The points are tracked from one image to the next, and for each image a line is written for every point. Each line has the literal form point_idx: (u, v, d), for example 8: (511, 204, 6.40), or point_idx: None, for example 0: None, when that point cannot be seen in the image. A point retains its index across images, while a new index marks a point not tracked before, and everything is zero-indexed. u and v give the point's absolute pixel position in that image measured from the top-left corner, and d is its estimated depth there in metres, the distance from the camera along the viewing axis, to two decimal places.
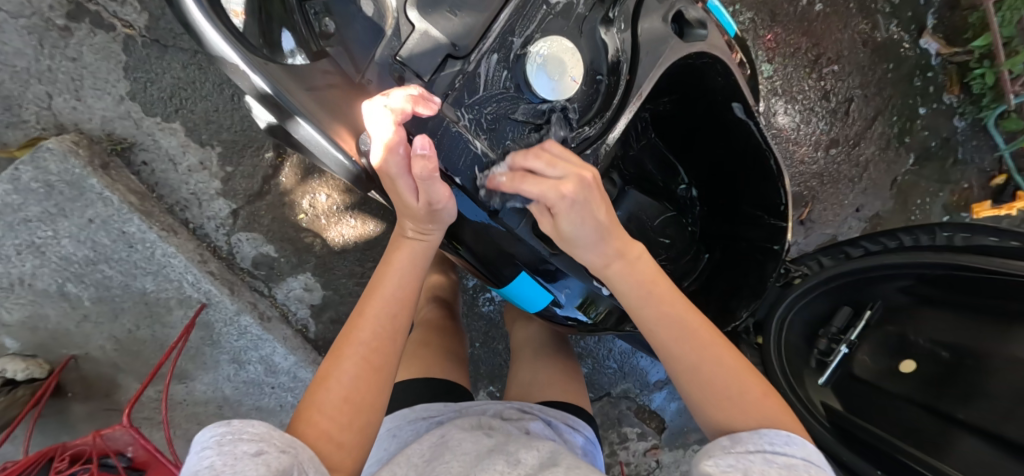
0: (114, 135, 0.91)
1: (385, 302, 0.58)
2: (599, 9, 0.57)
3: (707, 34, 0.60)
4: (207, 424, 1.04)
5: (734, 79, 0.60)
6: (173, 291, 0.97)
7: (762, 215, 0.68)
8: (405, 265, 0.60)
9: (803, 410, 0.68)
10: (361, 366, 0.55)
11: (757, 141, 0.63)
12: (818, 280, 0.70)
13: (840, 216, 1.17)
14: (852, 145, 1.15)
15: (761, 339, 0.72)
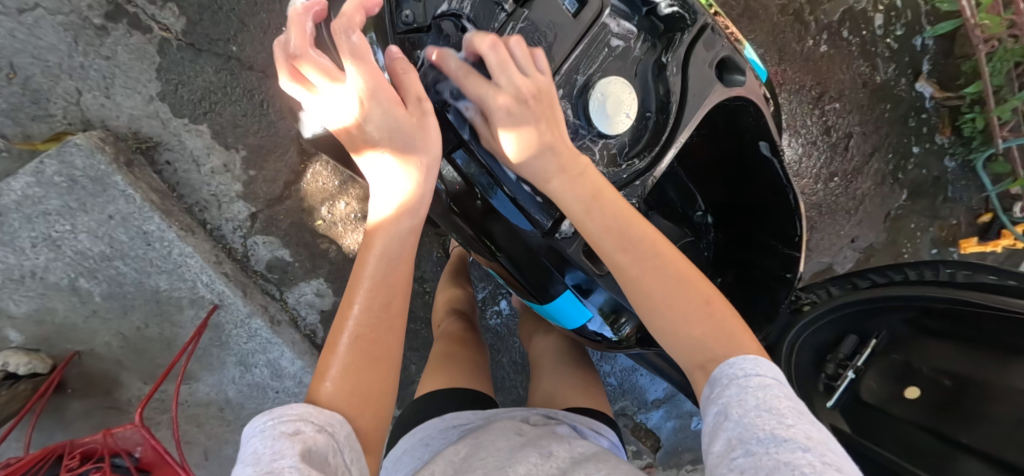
0: (140, 134, 0.92)
1: (379, 287, 0.55)
2: (653, 57, 0.65)
3: (744, 81, 0.64)
4: (207, 427, 1.03)
5: (763, 121, 0.65)
6: (186, 290, 0.97)
7: (777, 244, 0.72)
8: (390, 240, 0.56)
9: None
10: (357, 355, 0.52)
11: (778, 179, 0.67)
12: (825, 309, 0.76)
13: (836, 245, 1.23)
14: (849, 180, 1.21)
15: (771, 362, 0.76)
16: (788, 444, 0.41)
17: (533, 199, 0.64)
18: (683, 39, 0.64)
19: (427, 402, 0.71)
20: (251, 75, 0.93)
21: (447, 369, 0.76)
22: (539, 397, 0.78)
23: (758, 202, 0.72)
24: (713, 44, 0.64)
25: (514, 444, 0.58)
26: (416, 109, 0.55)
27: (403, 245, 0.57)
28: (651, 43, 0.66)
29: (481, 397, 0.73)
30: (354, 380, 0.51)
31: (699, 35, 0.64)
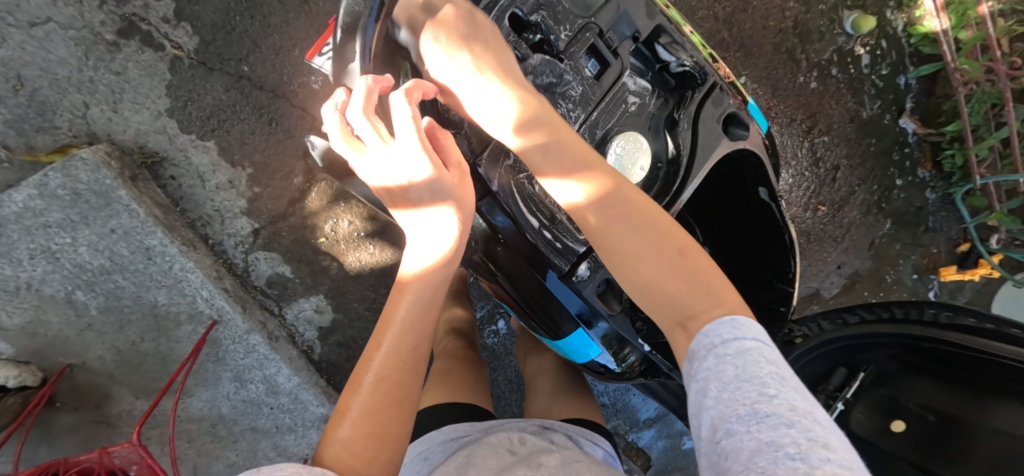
0: (146, 149, 0.93)
1: (407, 330, 0.54)
2: (665, 112, 0.69)
3: (748, 134, 0.69)
4: (198, 442, 1.02)
5: (764, 168, 0.72)
6: (185, 305, 0.97)
7: (772, 279, 0.77)
8: (422, 285, 0.56)
9: None
10: (379, 397, 0.52)
11: (776, 220, 0.74)
12: (817, 343, 0.80)
13: (823, 272, 1.28)
14: (836, 209, 1.25)
15: None
16: (770, 420, 0.39)
17: (553, 245, 0.64)
18: (694, 96, 0.68)
19: (425, 415, 0.70)
20: (261, 94, 0.94)
21: (446, 384, 0.76)
22: (535, 412, 0.78)
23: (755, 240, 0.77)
24: (721, 101, 0.68)
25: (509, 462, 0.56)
26: (458, 171, 0.56)
27: (435, 290, 0.56)
28: (663, 99, 0.70)
29: (480, 410, 0.72)
30: (372, 422, 0.51)
31: (709, 93, 0.68)
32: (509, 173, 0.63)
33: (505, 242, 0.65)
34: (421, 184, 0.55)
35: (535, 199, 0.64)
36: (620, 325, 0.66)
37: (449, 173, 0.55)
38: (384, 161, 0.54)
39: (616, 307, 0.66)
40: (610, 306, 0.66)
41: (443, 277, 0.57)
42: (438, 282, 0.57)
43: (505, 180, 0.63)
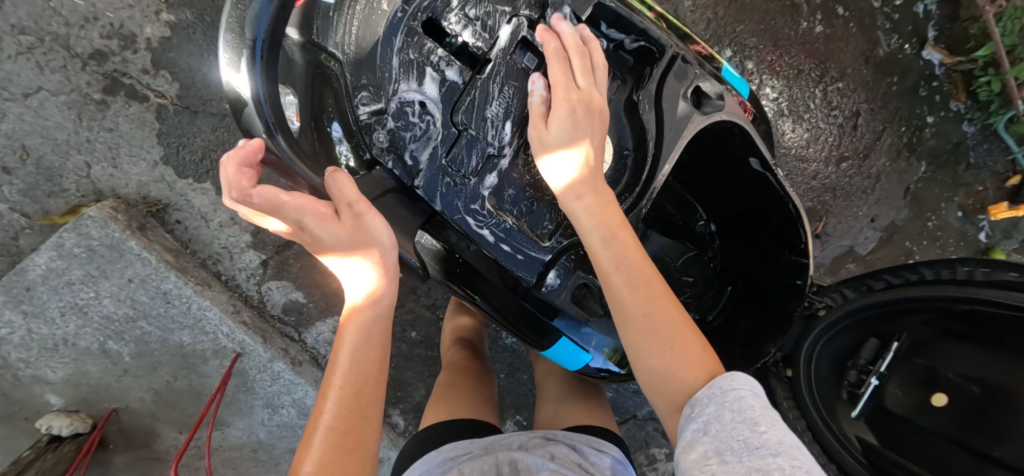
0: (149, 198, 0.96)
1: (357, 374, 0.54)
2: (624, 95, 0.66)
3: (722, 105, 0.67)
4: (242, 469, 1.06)
5: (749, 139, 0.68)
6: (209, 342, 1.00)
7: (783, 251, 0.77)
8: (364, 325, 0.55)
9: (837, 444, 0.72)
10: (331, 445, 0.51)
11: (775, 188, 0.71)
12: (841, 315, 0.74)
13: (856, 227, 1.20)
14: (862, 158, 1.17)
15: (790, 371, 0.77)
16: (760, 452, 0.45)
17: (515, 257, 0.63)
18: (652, 74, 0.65)
19: (428, 435, 0.70)
20: None
21: (449, 398, 0.75)
22: (544, 421, 0.77)
23: (756, 215, 0.78)
24: (686, 74, 0.65)
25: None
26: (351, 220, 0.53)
27: (376, 328, 0.56)
28: (621, 80, 0.66)
29: (486, 425, 0.72)
30: (328, 470, 0.50)
31: (670, 66, 0.65)
32: (452, 191, 0.60)
33: (465, 261, 0.64)
34: (309, 235, 0.53)
35: (483, 211, 0.61)
36: (607, 329, 0.69)
37: (338, 221, 0.53)
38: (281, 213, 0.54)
39: (598, 311, 0.68)
40: (589, 311, 0.67)
41: (378, 315, 0.56)
42: (375, 320, 0.56)
43: (447, 200, 0.60)
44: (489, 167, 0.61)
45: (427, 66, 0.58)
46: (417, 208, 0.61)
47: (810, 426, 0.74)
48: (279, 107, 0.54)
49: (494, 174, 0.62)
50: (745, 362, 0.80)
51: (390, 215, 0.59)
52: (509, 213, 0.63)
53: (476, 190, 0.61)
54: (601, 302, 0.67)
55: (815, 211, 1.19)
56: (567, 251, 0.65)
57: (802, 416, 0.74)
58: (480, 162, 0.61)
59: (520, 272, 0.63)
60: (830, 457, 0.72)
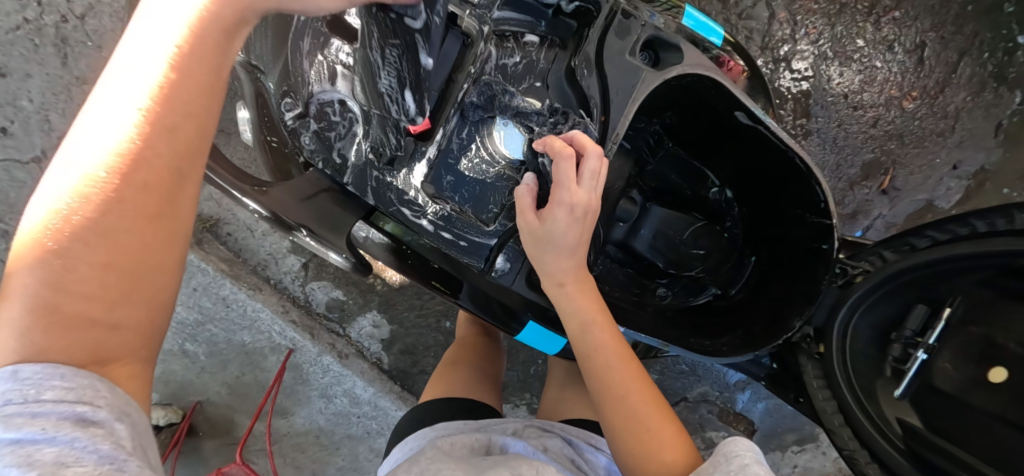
0: (203, 215, 1.08)
1: (138, 209, 0.40)
2: (563, 62, 0.60)
3: (683, 55, 0.59)
4: (309, 452, 1.17)
5: (725, 91, 0.60)
6: (266, 340, 1.11)
7: (804, 213, 0.67)
8: (162, 127, 0.40)
9: (874, 430, 0.64)
10: (77, 250, 0.38)
11: (774, 141, 0.62)
12: (880, 280, 0.64)
13: (933, 178, 1.03)
14: (936, 95, 1.00)
15: (822, 347, 0.68)
16: None
17: (457, 244, 0.64)
18: (591, 35, 0.58)
19: (423, 411, 0.71)
20: None
21: (449, 378, 0.77)
22: (547, 408, 0.78)
23: (763, 171, 0.69)
24: (629, 29, 0.59)
25: (490, 462, 0.56)
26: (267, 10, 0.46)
27: (188, 136, 0.42)
28: (560, 46, 0.61)
29: (484, 406, 0.72)
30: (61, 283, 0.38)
31: (609, 23, 0.59)
32: (381, 184, 0.62)
33: (415, 251, 0.68)
34: None
35: (418, 202, 0.62)
36: None
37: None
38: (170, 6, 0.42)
39: None
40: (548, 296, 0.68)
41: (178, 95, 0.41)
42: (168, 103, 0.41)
43: (379, 193, 0.62)
44: (417, 157, 0.61)
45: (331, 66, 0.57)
46: (354, 203, 0.65)
47: (841, 406, 0.66)
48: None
49: (425, 163, 0.61)
50: (766, 341, 0.70)
51: (324, 214, 0.63)
52: (450, 200, 0.62)
53: (407, 181, 0.62)
54: None
55: (878, 163, 1.02)
56: (510, 234, 0.64)
57: (834, 397, 0.67)
58: (407, 151, 0.61)
59: (468, 259, 0.65)
60: (863, 443, 0.64)
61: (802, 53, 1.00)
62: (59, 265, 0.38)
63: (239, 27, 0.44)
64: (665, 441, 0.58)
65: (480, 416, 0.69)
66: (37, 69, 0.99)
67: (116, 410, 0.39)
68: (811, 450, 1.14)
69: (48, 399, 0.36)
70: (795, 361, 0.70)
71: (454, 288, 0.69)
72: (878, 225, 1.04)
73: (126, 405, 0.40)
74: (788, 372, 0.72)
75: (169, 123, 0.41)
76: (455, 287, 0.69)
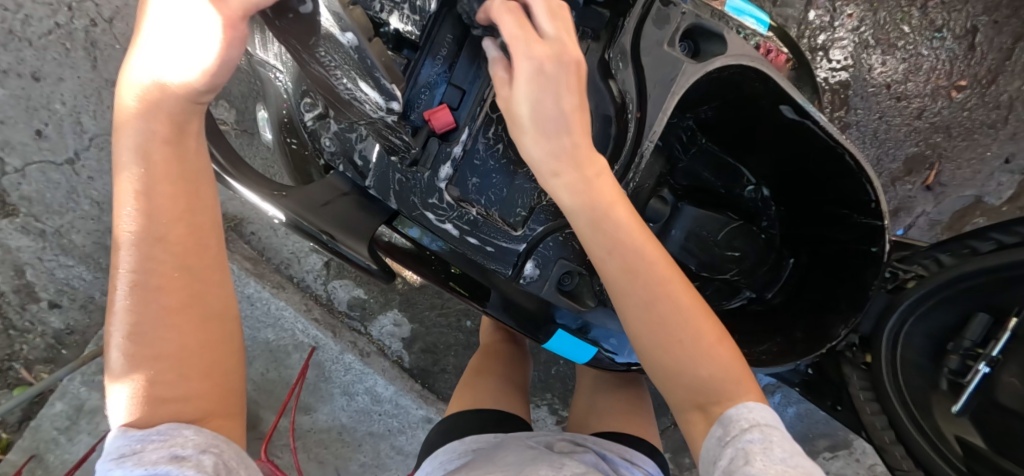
0: (228, 215, 1.10)
1: (171, 303, 0.42)
2: (595, 53, 0.56)
3: (727, 45, 0.55)
4: (331, 449, 1.16)
5: (772, 84, 0.55)
6: (289, 338, 1.12)
7: (849, 213, 0.61)
8: (158, 237, 0.43)
9: (934, 450, 0.58)
10: (161, 325, 0.42)
11: (823, 139, 0.56)
12: (936, 286, 0.57)
13: (983, 172, 0.96)
14: (987, 84, 0.94)
15: (869, 357, 0.61)
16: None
17: (483, 249, 0.60)
18: (627, 26, 0.55)
19: (452, 424, 0.67)
20: None
21: (475, 388, 0.73)
22: (579, 416, 0.73)
23: (808, 169, 0.62)
24: (668, 18, 0.55)
25: (527, 456, 0.54)
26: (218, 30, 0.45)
27: (199, 193, 0.45)
28: (593, 37, 0.56)
29: (513, 417, 0.67)
30: (159, 353, 0.42)
31: (646, 12, 0.55)
32: (403, 185, 0.58)
33: (439, 256, 0.64)
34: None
35: (442, 205, 0.58)
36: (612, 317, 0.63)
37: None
38: (179, 42, 0.41)
39: (590, 303, 0.63)
40: (581, 303, 0.62)
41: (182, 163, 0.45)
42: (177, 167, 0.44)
43: (402, 197, 0.58)
44: (442, 157, 0.56)
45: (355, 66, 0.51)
46: (376, 207, 0.60)
47: (891, 421, 0.60)
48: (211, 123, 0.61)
49: (450, 164, 0.56)
50: (809, 349, 0.63)
51: (347, 216, 0.59)
52: (475, 203, 0.58)
53: (432, 183, 0.57)
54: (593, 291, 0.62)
55: (922, 157, 0.96)
56: (546, 235, 0.61)
57: (883, 411, 0.60)
58: (432, 152, 0.56)
59: (502, 268, 0.61)
60: (918, 464, 0.58)
61: (841, 41, 0.94)
62: (122, 367, 0.41)
63: (189, 119, 0.46)
64: (726, 375, 0.48)
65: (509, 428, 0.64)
66: (69, 73, 1.02)
67: (202, 445, 0.40)
68: (843, 456, 1.09)
69: (149, 449, 0.39)
70: (840, 373, 0.64)
71: (482, 296, 0.65)
72: (920, 223, 0.98)
73: (212, 439, 0.41)
74: (826, 378, 0.66)
75: (162, 230, 0.43)
76: (482, 295, 0.65)
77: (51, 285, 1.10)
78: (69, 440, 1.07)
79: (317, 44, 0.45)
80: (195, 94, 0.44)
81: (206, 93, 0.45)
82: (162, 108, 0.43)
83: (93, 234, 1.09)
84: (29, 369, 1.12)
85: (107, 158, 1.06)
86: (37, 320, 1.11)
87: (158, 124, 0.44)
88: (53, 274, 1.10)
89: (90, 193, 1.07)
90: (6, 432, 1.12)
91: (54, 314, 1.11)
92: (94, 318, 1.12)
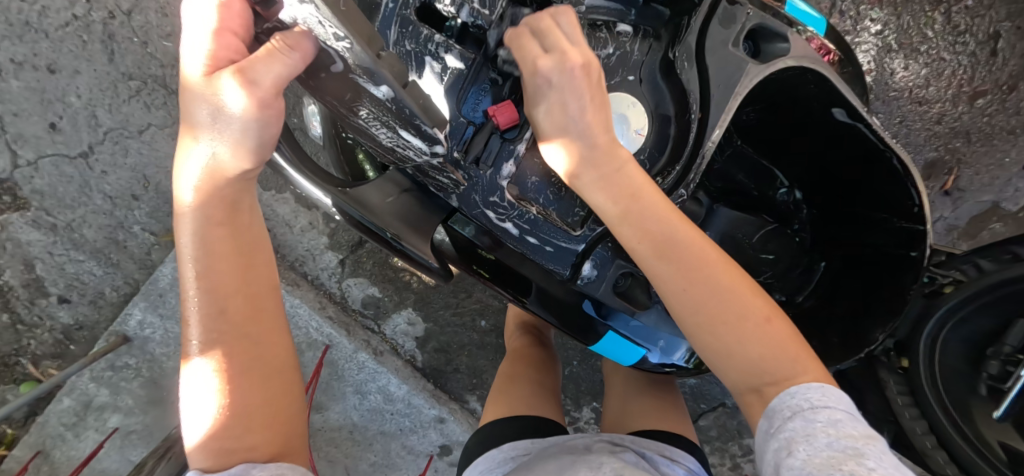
0: None
1: (236, 365, 0.48)
2: (657, 54, 0.56)
3: (788, 47, 0.55)
4: (343, 448, 1.13)
5: (827, 86, 0.55)
6: (302, 336, 1.11)
7: (890, 218, 0.61)
8: (219, 309, 0.48)
9: (975, 455, 0.58)
10: (229, 385, 0.47)
11: (873, 142, 0.56)
12: (975, 292, 0.58)
13: (1001, 178, 0.96)
14: (1007, 90, 0.94)
15: (905, 362, 0.62)
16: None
17: (543, 249, 0.59)
18: (692, 24, 0.55)
19: (488, 431, 0.67)
20: None
21: (509, 393, 0.72)
22: (612, 419, 0.73)
23: (847, 172, 0.63)
24: (734, 17, 0.55)
25: (567, 460, 0.54)
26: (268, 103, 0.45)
27: (253, 262, 0.50)
28: (653, 37, 0.57)
29: (548, 423, 0.67)
30: (227, 408, 0.47)
31: (712, 12, 0.55)
32: (465, 185, 0.57)
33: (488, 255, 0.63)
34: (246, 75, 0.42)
35: (503, 204, 0.57)
36: (663, 321, 0.62)
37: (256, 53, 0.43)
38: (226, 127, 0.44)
39: (646, 301, 0.62)
40: (636, 303, 0.61)
41: (236, 236, 0.49)
42: (235, 241, 0.49)
43: (465, 195, 0.57)
44: (504, 155, 0.56)
45: (426, 56, 0.53)
46: (435, 204, 0.60)
47: (932, 426, 0.60)
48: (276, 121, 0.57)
49: (512, 162, 0.56)
50: (845, 354, 0.64)
51: (406, 215, 0.59)
52: (534, 202, 0.57)
53: (494, 181, 0.56)
54: (647, 291, 0.62)
55: (941, 163, 0.96)
56: (602, 238, 0.59)
57: (922, 416, 0.61)
58: (494, 151, 0.56)
59: (561, 269, 0.60)
60: (961, 468, 0.59)
61: (864, 45, 0.94)
62: (199, 424, 0.47)
63: (242, 197, 0.49)
64: (777, 354, 0.49)
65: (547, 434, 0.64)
66: (85, 66, 1.01)
67: (277, 471, 0.45)
68: None
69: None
70: (874, 376, 0.65)
71: (523, 290, 0.63)
72: (937, 228, 0.99)
73: (284, 467, 0.46)
74: (852, 382, 0.68)
75: (222, 304, 0.48)
76: (523, 289, 0.63)
77: (61, 280, 1.09)
78: (77, 437, 1.06)
79: (357, 103, 0.47)
80: (245, 173, 0.48)
81: (252, 170, 0.48)
82: (218, 192, 0.47)
83: (105, 229, 1.08)
84: (37, 364, 1.11)
85: (120, 152, 1.05)
86: (46, 314, 1.10)
87: (214, 209, 0.48)
88: (63, 269, 1.09)
89: (103, 187, 1.06)
90: (13, 427, 1.11)
91: (63, 309, 1.10)
92: (104, 314, 1.10)
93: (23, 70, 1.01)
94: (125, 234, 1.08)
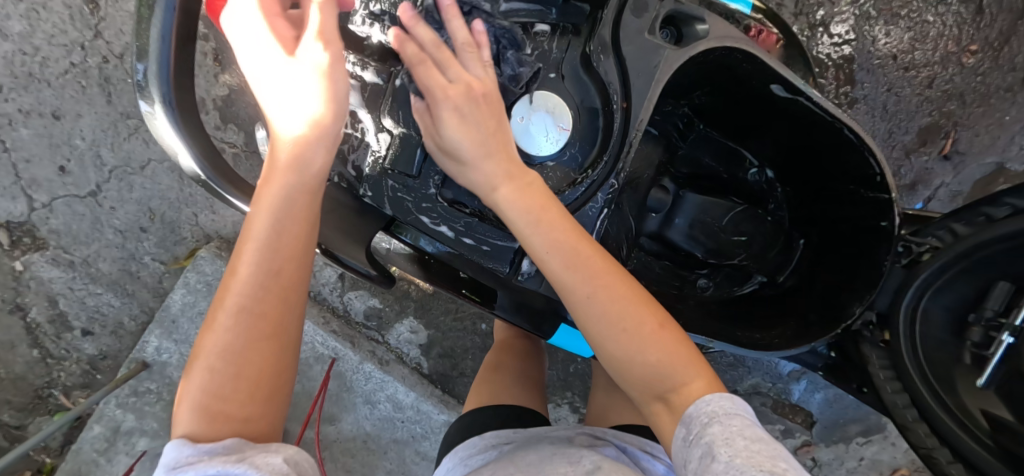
0: None
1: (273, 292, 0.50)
2: (578, 49, 0.57)
3: (705, 29, 0.56)
4: (360, 457, 1.15)
5: (759, 63, 0.54)
6: (309, 351, 1.13)
7: (857, 189, 0.59)
8: (275, 240, 0.50)
9: (955, 424, 0.56)
10: (251, 302, 0.49)
11: (818, 113, 0.55)
12: (952, 259, 0.56)
13: (1003, 137, 0.92)
14: (999, 46, 0.91)
15: (887, 335, 0.60)
16: None
17: (480, 249, 0.59)
18: (606, 17, 0.55)
19: (469, 422, 0.67)
20: None
21: (491, 385, 0.73)
22: (595, 412, 0.73)
23: (811, 145, 0.61)
24: (646, 6, 0.55)
25: (546, 453, 0.54)
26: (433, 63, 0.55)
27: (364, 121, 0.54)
28: (573, 33, 0.57)
29: (528, 413, 0.67)
30: (232, 346, 0.49)
31: (624, 3, 0.55)
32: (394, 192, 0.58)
33: (435, 258, 0.64)
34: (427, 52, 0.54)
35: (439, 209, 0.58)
36: None
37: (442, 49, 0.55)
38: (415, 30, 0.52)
39: None
40: None
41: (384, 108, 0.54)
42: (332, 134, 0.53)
43: (399, 202, 0.58)
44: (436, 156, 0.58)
45: (348, 75, 0.57)
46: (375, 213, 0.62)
47: (914, 399, 0.58)
48: (208, 148, 0.58)
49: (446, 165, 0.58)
50: (826, 330, 0.61)
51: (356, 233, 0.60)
52: (469, 205, 0.59)
53: (426, 185, 0.58)
54: None
55: (937, 127, 0.93)
56: None
57: (905, 389, 0.58)
58: None
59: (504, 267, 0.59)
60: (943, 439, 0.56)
61: (842, 15, 0.92)
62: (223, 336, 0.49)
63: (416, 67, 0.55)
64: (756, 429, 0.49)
65: (530, 424, 0.65)
66: (86, 109, 1.07)
67: None
68: (878, 441, 1.01)
69: None
70: (859, 353, 0.63)
71: (489, 297, 0.65)
72: (941, 194, 0.95)
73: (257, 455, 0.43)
74: (849, 360, 0.65)
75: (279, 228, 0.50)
76: (489, 296, 0.65)
77: (83, 313, 1.14)
78: (109, 461, 1.10)
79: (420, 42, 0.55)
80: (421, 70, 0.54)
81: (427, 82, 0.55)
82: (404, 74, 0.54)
83: (118, 261, 1.13)
84: (68, 395, 1.16)
85: (126, 188, 1.10)
86: (71, 347, 1.15)
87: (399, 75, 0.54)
88: (83, 302, 1.14)
89: (113, 222, 1.11)
90: (51, 456, 1.17)
91: (88, 341, 1.15)
92: (125, 343, 1.16)
93: (31, 118, 1.07)
94: (138, 265, 1.13)
